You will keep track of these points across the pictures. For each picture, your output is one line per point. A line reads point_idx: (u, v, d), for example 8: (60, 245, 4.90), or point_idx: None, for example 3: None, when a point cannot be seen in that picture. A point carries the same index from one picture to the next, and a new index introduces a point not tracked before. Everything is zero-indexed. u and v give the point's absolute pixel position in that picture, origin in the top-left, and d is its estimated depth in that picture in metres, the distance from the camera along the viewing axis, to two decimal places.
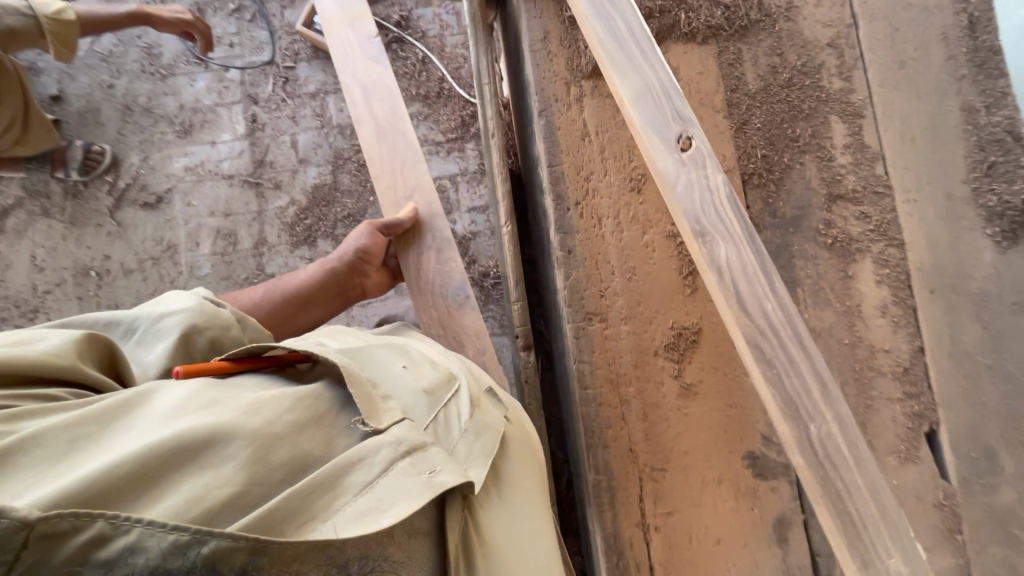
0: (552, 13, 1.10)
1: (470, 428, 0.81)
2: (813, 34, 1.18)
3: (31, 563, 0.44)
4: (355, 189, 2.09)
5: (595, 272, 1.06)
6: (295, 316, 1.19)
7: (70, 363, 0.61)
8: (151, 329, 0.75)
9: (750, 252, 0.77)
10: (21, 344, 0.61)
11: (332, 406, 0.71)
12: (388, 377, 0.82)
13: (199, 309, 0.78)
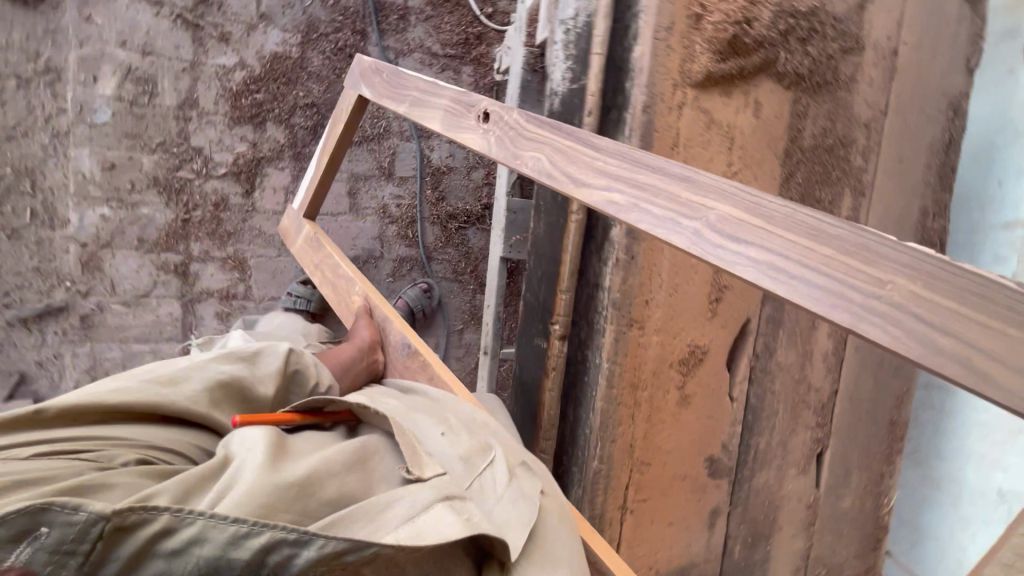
0: (682, 4, 1.03)
1: (508, 493, 0.80)
2: (857, 111, 1.31)
3: (102, 554, 0.58)
4: (325, 76, 1.75)
5: (647, 282, 1.09)
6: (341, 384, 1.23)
7: (202, 407, 0.87)
8: (255, 360, 1.01)
9: (586, 147, 0.79)
10: (168, 383, 0.86)
11: (375, 458, 0.81)
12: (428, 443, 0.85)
13: (285, 352, 1.06)
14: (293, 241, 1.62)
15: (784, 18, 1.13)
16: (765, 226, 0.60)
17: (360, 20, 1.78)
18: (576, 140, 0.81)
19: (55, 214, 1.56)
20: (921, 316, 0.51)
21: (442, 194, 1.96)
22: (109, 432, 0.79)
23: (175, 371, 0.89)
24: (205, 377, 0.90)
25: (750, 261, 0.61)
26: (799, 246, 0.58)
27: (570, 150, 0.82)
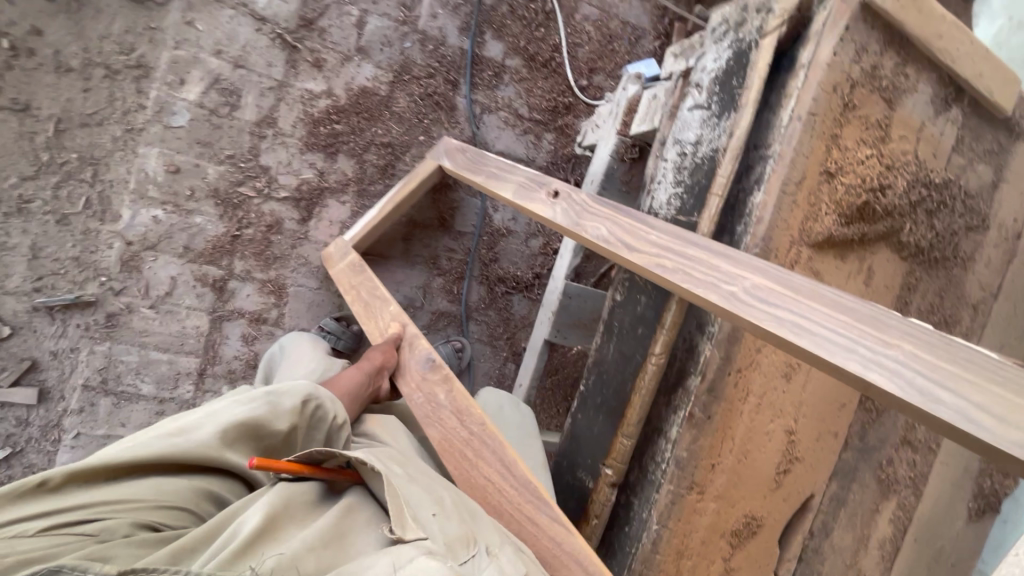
0: (817, 159, 0.95)
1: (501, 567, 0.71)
2: (968, 291, 1.20)
3: None
4: (408, 118, 1.71)
5: (717, 445, 0.98)
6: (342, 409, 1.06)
7: (215, 454, 0.75)
8: (276, 394, 0.86)
9: (649, 230, 0.81)
10: (177, 435, 0.75)
11: (360, 523, 0.72)
12: (425, 507, 0.75)
13: (306, 386, 0.90)
14: (336, 265, 1.52)
15: (916, 188, 1.04)
16: (791, 296, 0.64)
17: (454, 70, 1.74)
18: (631, 218, 0.84)
19: (107, 205, 1.50)
20: (923, 366, 0.54)
21: (496, 256, 1.88)
22: (110, 492, 0.69)
23: (184, 422, 0.77)
24: (219, 421, 0.78)
25: (780, 319, 0.64)
26: (823, 311, 0.61)
27: (627, 224, 0.84)
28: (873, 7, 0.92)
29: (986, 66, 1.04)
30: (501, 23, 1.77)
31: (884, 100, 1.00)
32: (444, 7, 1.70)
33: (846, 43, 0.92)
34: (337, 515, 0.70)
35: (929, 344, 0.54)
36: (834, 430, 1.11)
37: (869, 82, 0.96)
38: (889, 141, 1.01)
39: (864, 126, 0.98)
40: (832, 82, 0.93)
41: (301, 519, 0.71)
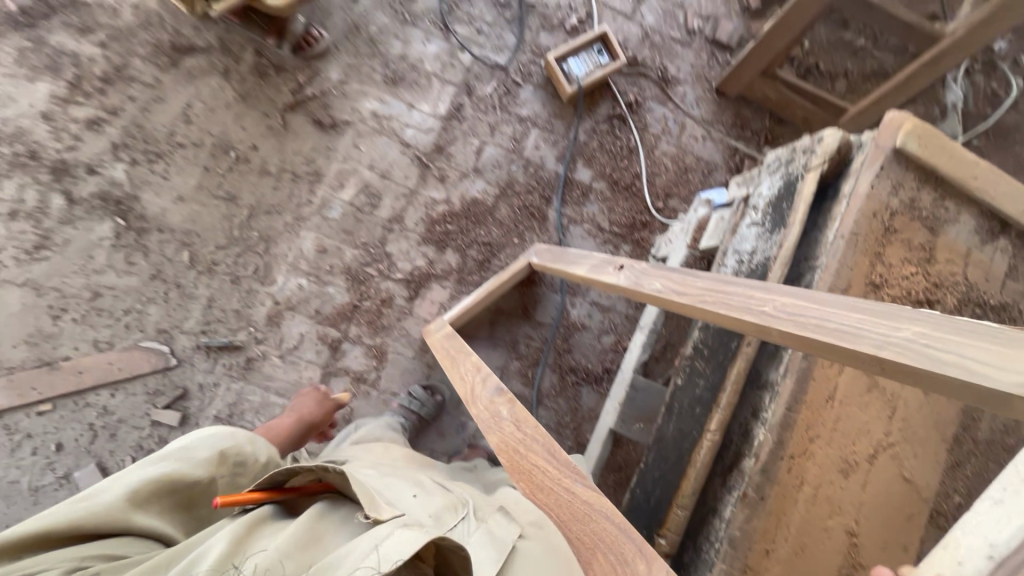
0: (862, 272, 1.09)
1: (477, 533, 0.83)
2: None
3: None
4: (507, 224, 2.05)
5: (771, 530, 1.02)
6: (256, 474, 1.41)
7: (124, 512, 0.84)
8: (179, 451, 0.95)
9: (692, 277, 0.87)
10: (85, 501, 0.84)
11: (330, 527, 0.83)
12: (398, 500, 0.87)
13: (211, 434, 1.00)
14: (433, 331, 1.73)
15: (968, 306, 1.13)
16: (809, 301, 0.63)
17: (549, 189, 2.09)
18: (681, 274, 0.91)
19: (268, 272, 1.90)
20: (941, 345, 0.48)
21: (570, 347, 2.06)
22: (41, 557, 0.79)
23: (88, 490, 0.86)
24: (124, 485, 0.87)
25: (795, 321, 0.63)
26: (840, 308, 0.59)
27: (681, 278, 0.90)
28: (906, 153, 1.10)
29: None
30: (591, 154, 2.13)
31: (927, 227, 1.14)
32: (547, 142, 2.10)
33: (883, 180, 1.11)
34: (307, 519, 0.83)
35: (937, 323, 0.50)
36: (904, 542, 1.09)
37: (909, 211, 1.12)
38: (934, 262, 1.13)
39: (907, 247, 1.12)
40: (872, 209, 1.10)
41: (266, 534, 0.83)
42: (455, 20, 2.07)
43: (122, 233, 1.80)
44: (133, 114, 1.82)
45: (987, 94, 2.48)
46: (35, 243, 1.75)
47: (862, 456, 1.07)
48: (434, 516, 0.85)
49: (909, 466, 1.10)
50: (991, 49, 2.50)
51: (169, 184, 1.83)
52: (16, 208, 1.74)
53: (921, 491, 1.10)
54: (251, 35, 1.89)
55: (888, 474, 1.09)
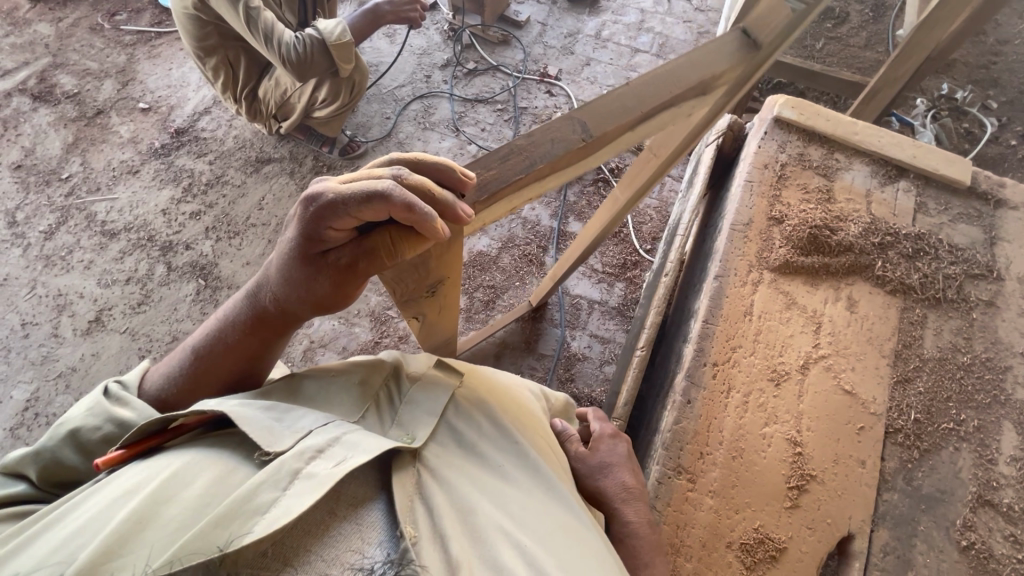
0: (762, 209, 1.26)
1: (413, 410, 1.04)
2: (1007, 338, 1.17)
3: None
4: (508, 270, 2.36)
5: (702, 433, 1.06)
6: (221, 365, 1.10)
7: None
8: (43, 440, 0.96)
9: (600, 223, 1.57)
10: None
11: (226, 459, 0.82)
12: (297, 423, 0.89)
13: (80, 413, 0.99)
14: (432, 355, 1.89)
15: (877, 234, 1.23)
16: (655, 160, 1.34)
17: (545, 240, 2.42)
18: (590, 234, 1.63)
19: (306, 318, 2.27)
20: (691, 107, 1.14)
21: (571, 376, 2.16)
22: None
23: None
24: None
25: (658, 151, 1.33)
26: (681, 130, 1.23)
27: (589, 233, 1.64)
28: (786, 120, 1.34)
29: (917, 150, 1.32)
30: (581, 211, 2.47)
31: (821, 175, 1.30)
32: (542, 204, 2.50)
33: (768, 140, 1.33)
34: (187, 460, 0.81)
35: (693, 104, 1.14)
36: (859, 457, 1.06)
37: (798, 162, 1.30)
38: (835, 202, 1.27)
39: (804, 190, 1.28)
40: (761, 162, 1.31)
41: (146, 474, 0.79)
42: (464, 123, 2.65)
43: (201, 291, 2.28)
44: (223, 207, 2.44)
45: (961, 133, 2.64)
46: (139, 301, 2.26)
47: (793, 367, 1.12)
48: (353, 416, 1.03)
49: (847, 379, 1.12)
50: (954, 98, 2.72)
51: (241, 253, 2.35)
52: (132, 277, 2.30)
53: (868, 405, 1.10)
54: (311, 146, 2.54)
55: (826, 386, 1.11)
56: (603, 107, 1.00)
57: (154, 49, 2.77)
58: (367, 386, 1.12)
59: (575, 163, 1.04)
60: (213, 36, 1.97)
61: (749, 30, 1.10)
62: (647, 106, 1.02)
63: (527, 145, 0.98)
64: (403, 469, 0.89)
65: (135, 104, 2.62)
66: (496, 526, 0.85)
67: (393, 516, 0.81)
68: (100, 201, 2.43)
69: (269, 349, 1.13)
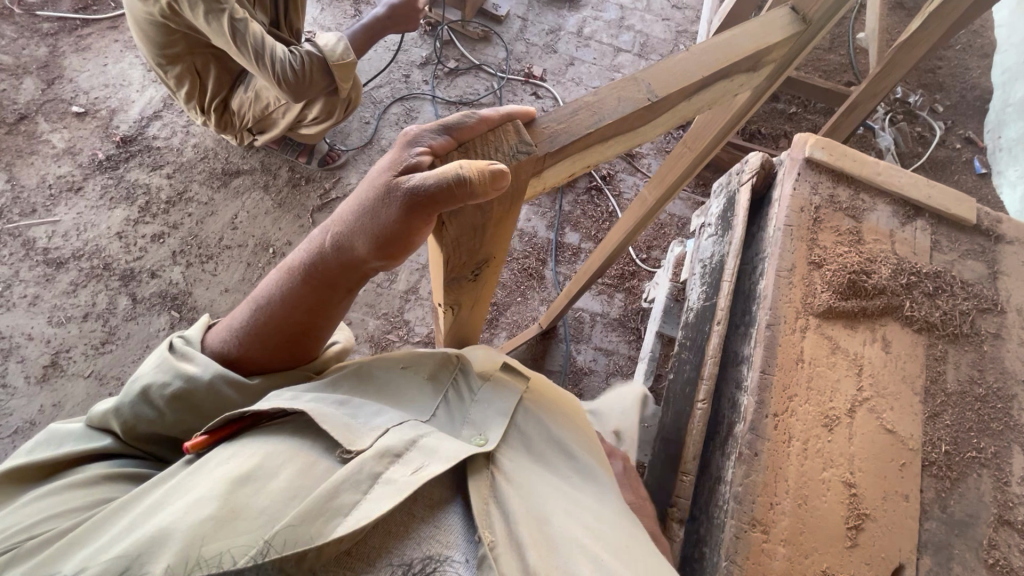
0: (802, 253, 1.30)
1: (487, 406, 0.92)
2: (1013, 367, 1.30)
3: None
4: (509, 285, 2.31)
5: (770, 484, 1.11)
6: (278, 323, 0.92)
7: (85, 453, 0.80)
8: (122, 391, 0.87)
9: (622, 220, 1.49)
10: (52, 445, 0.81)
11: (306, 448, 0.73)
12: (375, 421, 0.78)
13: (152, 364, 0.87)
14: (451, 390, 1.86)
15: (903, 274, 1.31)
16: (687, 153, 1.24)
17: (543, 253, 2.39)
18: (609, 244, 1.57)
19: None
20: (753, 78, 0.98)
21: (581, 391, 2.19)
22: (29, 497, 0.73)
23: (46, 440, 0.82)
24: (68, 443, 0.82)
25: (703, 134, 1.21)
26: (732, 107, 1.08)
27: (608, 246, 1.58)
28: (816, 161, 1.37)
29: (932, 189, 1.40)
30: (577, 221, 2.46)
31: (850, 216, 1.36)
32: (537, 215, 2.45)
33: (802, 182, 1.36)
34: (275, 446, 0.72)
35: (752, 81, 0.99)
36: (903, 492, 1.16)
37: (830, 204, 1.35)
38: (864, 242, 1.34)
39: (837, 232, 1.33)
40: (797, 206, 1.34)
41: (231, 455, 0.71)
42: None
43: (176, 324, 2.06)
44: (190, 226, 2.20)
45: (915, 137, 2.85)
46: (103, 339, 2.01)
47: (842, 410, 1.19)
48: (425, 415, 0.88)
49: (888, 418, 1.20)
50: (908, 103, 2.92)
51: (218, 279, 2.14)
52: (90, 312, 2.04)
53: (907, 441, 1.20)
54: (286, 156, 2.33)
55: (870, 426, 1.19)
56: (684, 69, 0.84)
57: (82, 40, 2.39)
58: (436, 379, 0.96)
59: (647, 123, 0.86)
60: (179, 43, 1.73)
61: (800, 5, 0.94)
62: (710, 70, 0.85)
63: (595, 102, 0.80)
64: (477, 467, 0.80)
65: (68, 107, 2.27)
66: (574, 537, 0.77)
67: (469, 521, 0.74)
68: (38, 225, 2.12)
69: (331, 305, 0.93)
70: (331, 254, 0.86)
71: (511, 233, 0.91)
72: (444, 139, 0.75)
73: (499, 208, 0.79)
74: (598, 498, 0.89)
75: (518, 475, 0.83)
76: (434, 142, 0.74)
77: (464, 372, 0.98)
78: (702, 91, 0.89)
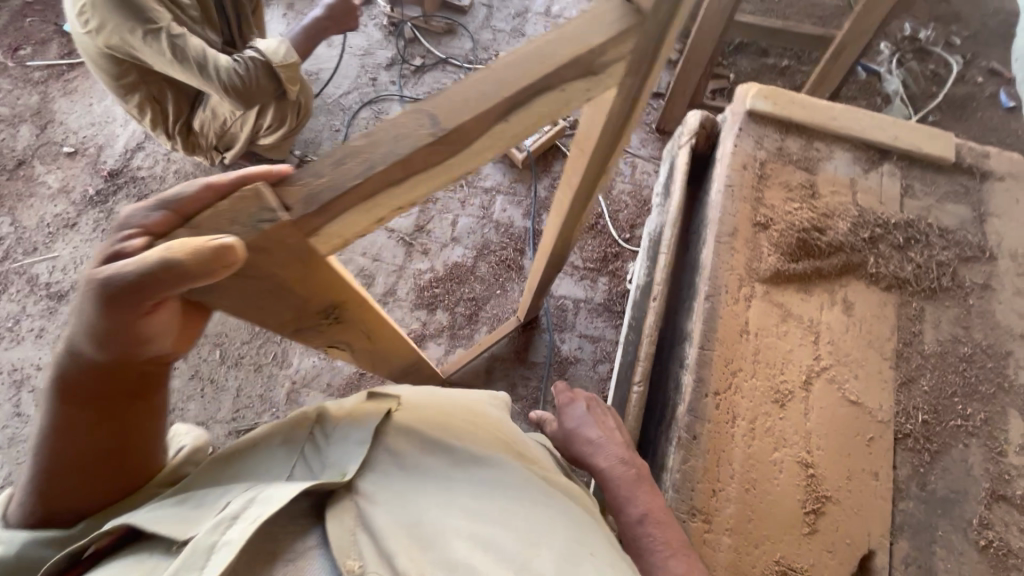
0: (745, 215, 1.19)
1: (343, 442, 0.85)
2: (1005, 320, 1.14)
3: None
4: (487, 278, 2.26)
5: (711, 469, 1.02)
6: (55, 469, 0.72)
7: None
8: None
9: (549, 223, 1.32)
10: None
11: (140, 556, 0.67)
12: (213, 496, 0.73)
13: None
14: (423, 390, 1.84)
15: (866, 227, 1.18)
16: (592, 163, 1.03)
17: (520, 242, 2.32)
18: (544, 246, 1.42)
19: (285, 359, 2.17)
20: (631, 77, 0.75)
21: (566, 381, 2.12)
22: None
23: None
24: None
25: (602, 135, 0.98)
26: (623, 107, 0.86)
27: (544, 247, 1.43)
28: (759, 113, 1.26)
29: (898, 130, 1.25)
30: None
31: (802, 168, 1.23)
32: (512, 203, 2.39)
33: (744, 137, 1.24)
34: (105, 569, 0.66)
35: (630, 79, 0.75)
36: (872, 470, 1.04)
37: (777, 158, 1.23)
38: (819, 196, 1.21)
39: (787, 188, 1.21)
40: (739, 163, 1.22)
41: None
42: None
43: None
44: None
45: (928, 75, 2.57)
46: None
47: (796, 384, 1.08)
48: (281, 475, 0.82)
49: (852, 388, 1.08)
50: (918, 38, 2.64)
51: None
52: None
53: (875, 413, 1.07)
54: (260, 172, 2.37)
55: (830, 399, 1.07)
56: (482, 81, 0.61)
57: (70, 84, 2.53)
58: (289, 443, 0.89)
59: (453, 156, 0.65)
60: (132, 71, 1.77)
61: None
62: (517, 87, 0.62)
63: (366, 144, 0.60)
64: (338, 500, 0.76)
65: (60, 149, 2.41)
66: (452, 526, 0.75)
67: (332, 551, 0.69)
68: (39, 262, 2.25)
69: (127, 425, 0.75)
70: (70, 366, 0.69)
71: (340, 274, 0.78)
72: (157, 216, 0.61)
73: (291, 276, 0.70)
74: (490, 481, 0.86)
75: (390, 496, 0.78)
76: (147, 220, 0.61)
77: (321, 422, 0.92)
78: (526, 105, 0.65)
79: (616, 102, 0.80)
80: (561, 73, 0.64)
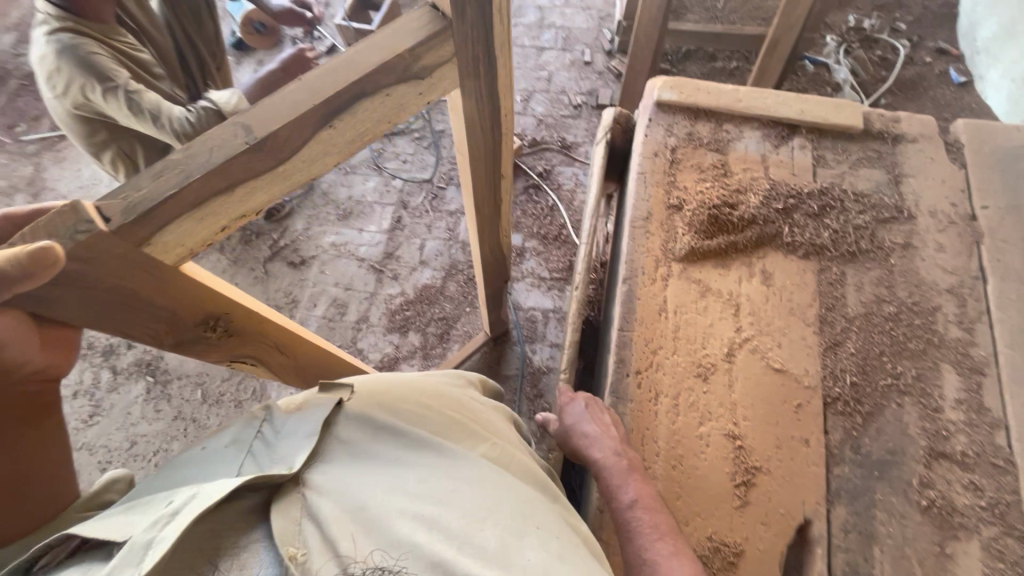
0: (659, 199, 1.21)
1: (290, 436, 0.78)
2: (930, 276, 1.13)
3: None
4: (456, 297, 2.30)
5: (636, 448, 1.01)
6: None
7: None
8: None
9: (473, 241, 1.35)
10: None
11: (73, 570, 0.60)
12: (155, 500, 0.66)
13: None
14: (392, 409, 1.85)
15: (778, 198, 1.20)
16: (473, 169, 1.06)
17: None
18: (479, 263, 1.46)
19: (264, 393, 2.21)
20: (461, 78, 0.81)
21: (540, 391, 2.11)
22: None
23: None
24: None
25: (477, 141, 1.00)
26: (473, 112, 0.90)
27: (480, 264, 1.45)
28: (667, 103, 1.30)
29: (805, 104, 1.28)
30: (518, 221, 2.43)
31: (713, 150, 1.27)
32: None
33: (654, 127, 1.29)
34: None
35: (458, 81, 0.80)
36: (801, 436, 1.02)
37: (687, 142, 1.27)
38: (732, 174, 1.23)
39: (698, 169, 1.24)
40: (651, 151, 1.26)
41: None
42: (385, 159, 2.61)
43: (151, 388, 2.21)
44: None
45: (876, 61, 2.61)
46: (90, 412, 2.18)
47: (718, 357, 1.08)
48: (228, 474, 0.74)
49: (775, 356, 1.07)
50: (863, 28, 2.69)
51: None
52: (78, 389, 2.22)
53: (801, 379, 1.06)
54: None
55: (755, 368, 1.07)
56: (300, 87, 0.67)
57: (61, 153, 2.72)
58: (239, 442, 0.81)
59: (281, 164, 0.70)
60: (101, 130, 1.90)
61: None
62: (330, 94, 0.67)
63: (183, 156, 0.65)
64: (285, 495, 0.69)
65: None
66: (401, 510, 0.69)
67: (274, 540, 0.63)
68: None
69: None
70: None
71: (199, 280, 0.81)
72: None
73: (145, 284, 0.73)
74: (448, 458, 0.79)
75: (333, 481, 0.72)
76: None
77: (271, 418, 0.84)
78: (347, 113, 0.71)
79: (467, 103, 0.84)
80: (376, 78, 0.69)
